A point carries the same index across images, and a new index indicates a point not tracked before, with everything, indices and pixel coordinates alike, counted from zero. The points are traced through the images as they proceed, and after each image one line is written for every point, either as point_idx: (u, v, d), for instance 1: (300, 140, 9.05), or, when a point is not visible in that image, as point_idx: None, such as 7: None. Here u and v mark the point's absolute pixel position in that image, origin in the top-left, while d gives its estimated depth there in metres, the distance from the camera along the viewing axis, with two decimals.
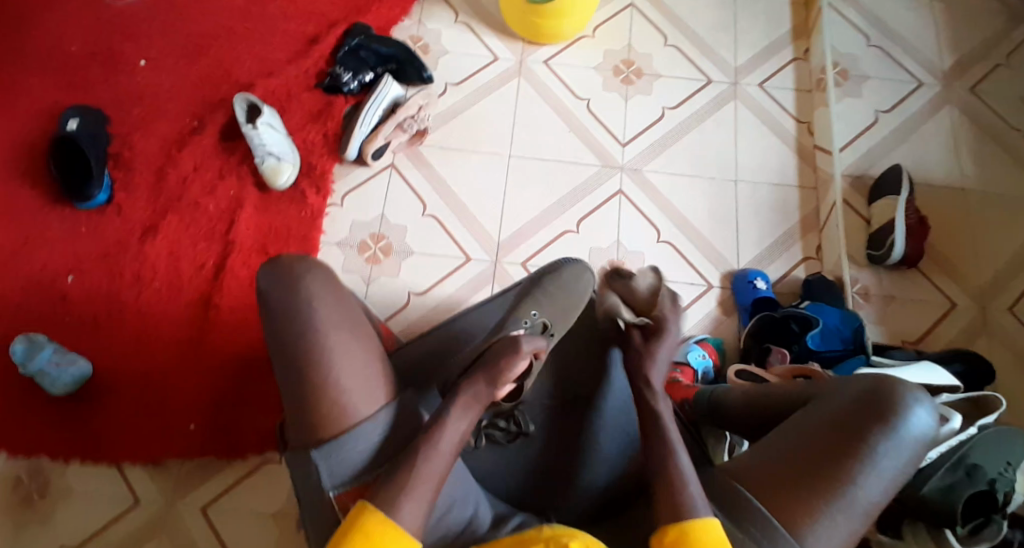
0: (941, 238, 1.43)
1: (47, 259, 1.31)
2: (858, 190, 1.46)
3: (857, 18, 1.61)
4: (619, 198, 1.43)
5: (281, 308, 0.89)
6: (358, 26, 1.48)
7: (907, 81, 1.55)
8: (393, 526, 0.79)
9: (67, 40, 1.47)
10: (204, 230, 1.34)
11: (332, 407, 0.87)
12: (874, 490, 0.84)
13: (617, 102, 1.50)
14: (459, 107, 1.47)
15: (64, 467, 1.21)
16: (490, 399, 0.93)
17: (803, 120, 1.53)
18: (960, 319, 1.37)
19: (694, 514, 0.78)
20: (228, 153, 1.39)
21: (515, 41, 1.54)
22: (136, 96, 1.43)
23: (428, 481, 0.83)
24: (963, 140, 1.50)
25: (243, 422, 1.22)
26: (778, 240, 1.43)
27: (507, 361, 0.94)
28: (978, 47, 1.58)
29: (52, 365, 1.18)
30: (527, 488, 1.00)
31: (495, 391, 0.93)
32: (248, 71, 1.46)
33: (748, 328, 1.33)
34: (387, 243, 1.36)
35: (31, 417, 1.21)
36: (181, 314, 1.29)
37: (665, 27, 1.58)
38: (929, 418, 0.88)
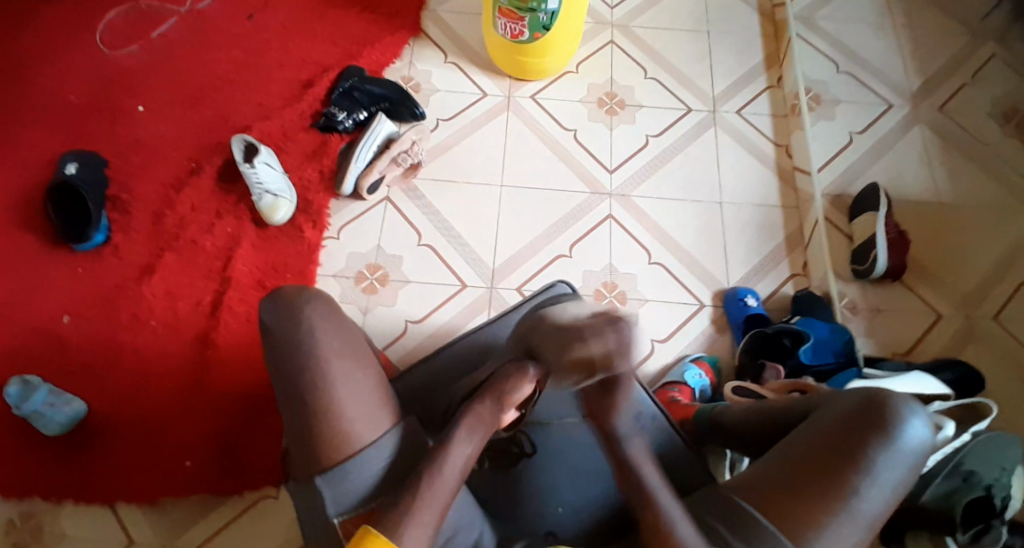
0: (922, 251, 1.47)
1: (47, 300, 1.34)
2: (839, 207, 1.50)
3: (827, 45, 1.68)
4: (609, 222, 1.47)
5: (284, 338, 0.92)
6: (351, 68, 1.55)
7: (878, 103, 1.61)
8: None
9: (67, 91, 1.52)
10: (203, 269, 1.37)
11: (336, 433, 0.88)
12: (874, 501, 0.86)
13: (602, 131, 1.56)
14: (450, 141, 1.52)
15: (58, 510, 1.22)
16: (495, 420, 0.94)
17: (781, 143, 1.58)
18: (946, 329, 1.40)
19: None
20: (225, 193, 1.43)
21: (502, 78, 1.60)
22: (134, 141, 1.48)
23: (434, 507, 0.85)
24: (936, 157, 1.55)
25: (244, 458, 1.24)
26: (765, 258, 1.47)
27: (510, 385, 0.95)
28: (943, 68, 1.65)
29: (46, 406, 1.20)
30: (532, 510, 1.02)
31: (500, 414, 0.94)
32: (245, 114, 1.51)
33: (741, 345, 1.35)
34: (384, 272, 1.40)
35: (29, 458, 1.23)
36: (180, 352, 1.31)
37: (645, 61, 1.65)
38: (926, 428, 0.90)
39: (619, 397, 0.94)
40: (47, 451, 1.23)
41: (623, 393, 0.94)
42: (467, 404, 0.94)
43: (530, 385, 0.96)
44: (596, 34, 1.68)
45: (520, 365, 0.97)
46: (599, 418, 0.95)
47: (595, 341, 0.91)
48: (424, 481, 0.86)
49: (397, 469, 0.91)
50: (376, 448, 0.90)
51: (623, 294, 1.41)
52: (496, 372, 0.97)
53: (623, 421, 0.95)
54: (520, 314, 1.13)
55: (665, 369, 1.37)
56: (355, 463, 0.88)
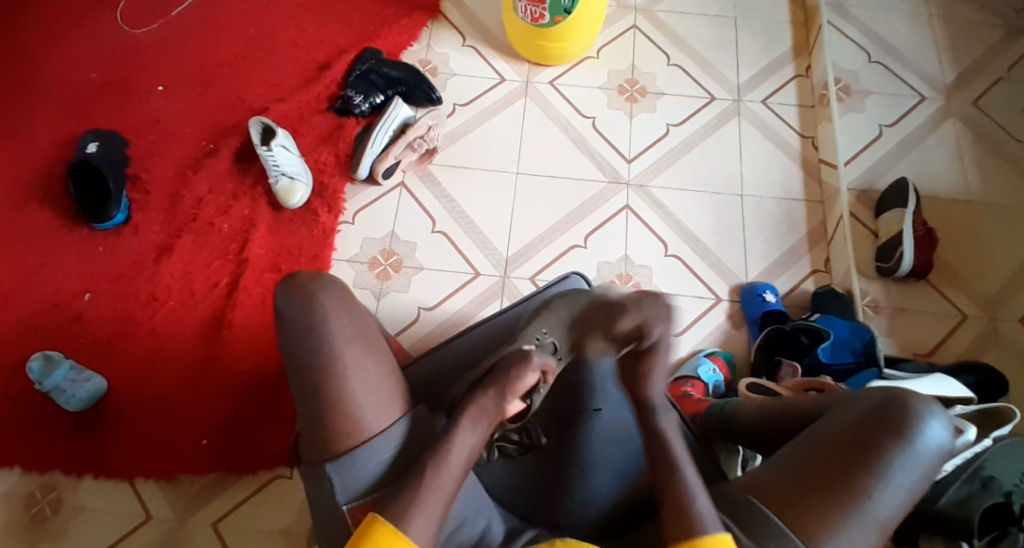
0: (949, 249, 1.42)
1: (65, 279, 1.35)
2: (865, 203, 1.46)
3: (858, 34, 1.63)
4: (626, 213, 1.45)
5: (295, 325, 0.91)
6: (368, 50, 1.53)
7: (909, 95, 1.56)
8: (401, 536, 0.81)
9: (88, 70, 1.53)
10: (218, 250, 1.38)
11: (346, 421, 0.88)
12: (889, 504, 0.84)
13: (622, 119, 1.53)
14: (467, 127, 1.50)
15: (76, 484, 1.23)
16: (498, 411, 0.94)
17: (806, 135, 1.54)
18: (971, 330, 1.36)
19: (707, 531, 0.81)
20: (242, 175, 1.44)
21: (521, 63, 1.57)
22: (152, 121, 1.48)
23: (440, 492, 0.85)
24: (967, 152, 1.50)
25: (255, 438, 1.25)
26: (786, 254, 1.44)
27: (515, 375, 0.95)
28: (979, 60, 1.59)
29: (67, 382, 1.21)
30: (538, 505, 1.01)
31: (503, 405, 0.94)
32: (262, 96, 1.51)
33: (758, 340, 1.33)
34: (397, 258, 1.39)
35: (47, 433, 1.25)
36: (196, 332, 1.32)
37: (668, 48, 1.61)
38: (945, 432, 0.87)
39: (654, 363, 0.97)
40: (65, 427, 1.26)
41: (657, 364, 0.97)
42: (472, 394, 0.94)
43: (535, 376, 0.97)
44: (619, 19, 1.64)
45: (523, 355, 0.98)
46: (634, 388, 0.97)
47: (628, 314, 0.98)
48: (431, 466, 0.86)
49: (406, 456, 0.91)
50: (384, 435, 0.90)
51: (638, 286, 1.40)
52: (502, 363, 0.98)
53: (657, 389, 0.96)
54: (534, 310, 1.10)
55: (677, 364, 1.35)
56: (365, 449, 0.88)
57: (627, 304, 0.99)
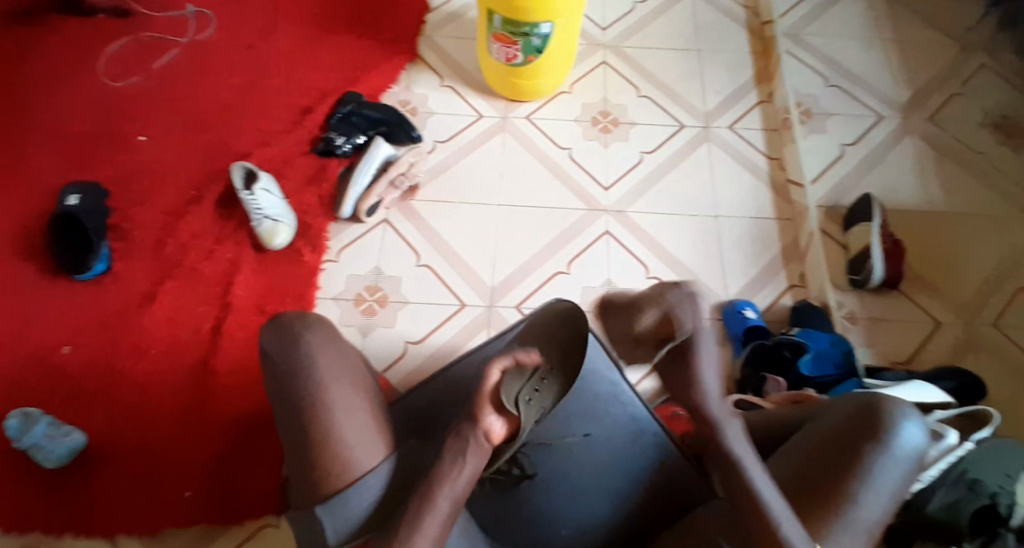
0: (918, 259, 1.47)
1: (48, 331, 1.34)
2: (835, 219, 1.52)
3: (816, 60, 1.70)
4: (607, 238, 1.48)
5: (282, 367, 0.92)
6: (349, 94, 1.57)
7: (868, 115, 1.63)
8: None
9: (68, 123, 1.54)
10: (204, 295, 1.38)
11: (335, 459, 0.88)
12: (872, 508, 0.87)
13: (597, 149, 1.58)
14: (447, 163, 1.54)
15: (57, 544, 1.20)
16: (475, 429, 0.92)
17: (774, 157, 1.60)
18: (946, 337, 1.40)
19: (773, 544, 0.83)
20: (225, 219, 1.45)
21: (498, 100, 1.62)
22: (134, 171, 1.49)
23: (437, 523, 0.85)
24: (928, 166, 1.57)
25: (243, 486, 1.23)
26: (764, 270, 1.48)
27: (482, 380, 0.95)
28: (932, 79, 1.67)
29: (46, 438, 1.21)
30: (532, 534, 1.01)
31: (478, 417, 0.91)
32: (244, 142, 1.53)
33: (742, 357, 1.36)
34: (383, 294, 1.41)
35: (31, 488, 1.22)
36: (183, 378, 1.31)
37: (637, 80, 1.67)
38: (921, 433, 0.90)
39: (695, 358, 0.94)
40: (51, 482, 1.23)
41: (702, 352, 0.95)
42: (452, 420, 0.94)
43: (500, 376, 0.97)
44: (589, 55, 1.70)
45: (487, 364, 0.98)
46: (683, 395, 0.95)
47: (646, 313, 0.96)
48: (424, 498, 0.86)
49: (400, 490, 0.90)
50: (376, 471, 0.89)
51: None
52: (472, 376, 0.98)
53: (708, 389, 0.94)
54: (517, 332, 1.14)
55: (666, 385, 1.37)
56: (355, 489, 0.88)
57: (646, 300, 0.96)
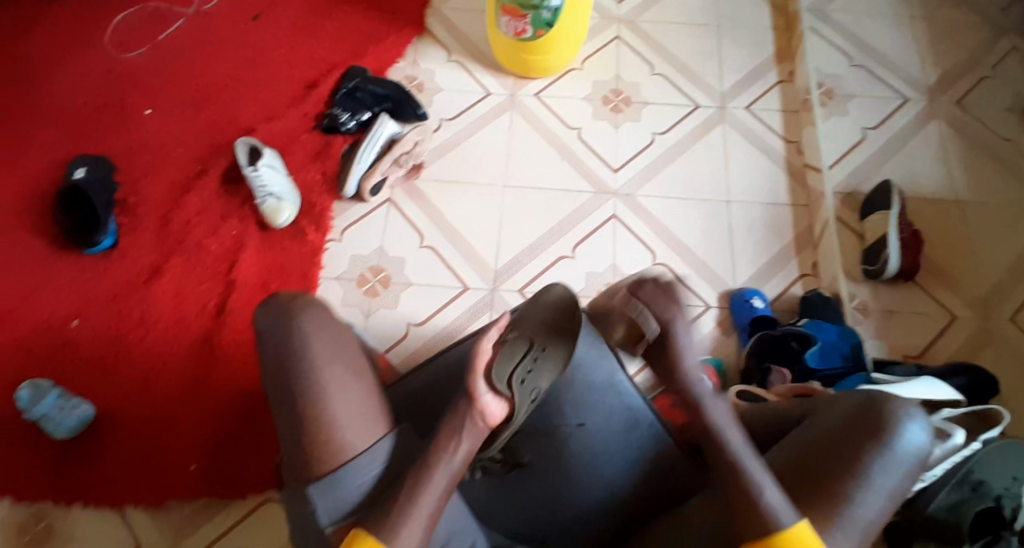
0: (936, 250, 1.43)
1: (56, 304, 1.36)
2: (850, 206, 1.47)
3: (840, 38, 1.63)
4: (614, 222, 1.45)
5: (275, 348, 0.92)
6: (355, 68, 1.54)
7: (893, 98, 1.57)
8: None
9: (76, 95, 1.54)
10: (208, 271, 1.39)
11: (328, 439, 0.88)
12: (870, 508, 0.84)
13: (608, 130, 1.54)
14: (453, 142, 1.51)
15: (67, 511, 1.24)
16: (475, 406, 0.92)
17: (791, 140, 1.55)
18: (961, 332, 1.36)
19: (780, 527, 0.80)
20: (230, 196, 1.44)
21: (507, 76, 1.58)
22: (141, 144, 1.49)
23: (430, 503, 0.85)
24: (952, 153, 1.51)
25: (245, 462, 1.25)
26: (775, 258, 1.44)
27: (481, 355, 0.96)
28: (962, 61, 1.60)
29: (56, 410, 1.23)
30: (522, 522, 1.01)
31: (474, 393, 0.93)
32: (250, 117, 1.52)
33: (748, 347, 1.33)
34: (386, 274, 1.40)
35: (40, 458, 1.25)
36: (187, 354, 1.33)
37: (652, 57, 1.62)
38: (924, 433, 0.87)
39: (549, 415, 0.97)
40: (59, 452, 1.26)
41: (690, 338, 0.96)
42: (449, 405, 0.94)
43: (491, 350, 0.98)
44: (602, 30, 1.65)
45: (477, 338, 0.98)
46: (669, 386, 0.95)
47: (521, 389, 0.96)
48: (421, 476, 0.86)
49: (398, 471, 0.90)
50: (370, 451, 0.89)
51: None
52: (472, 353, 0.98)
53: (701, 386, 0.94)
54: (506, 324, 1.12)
55: None
56: (348, 469, 0.87)
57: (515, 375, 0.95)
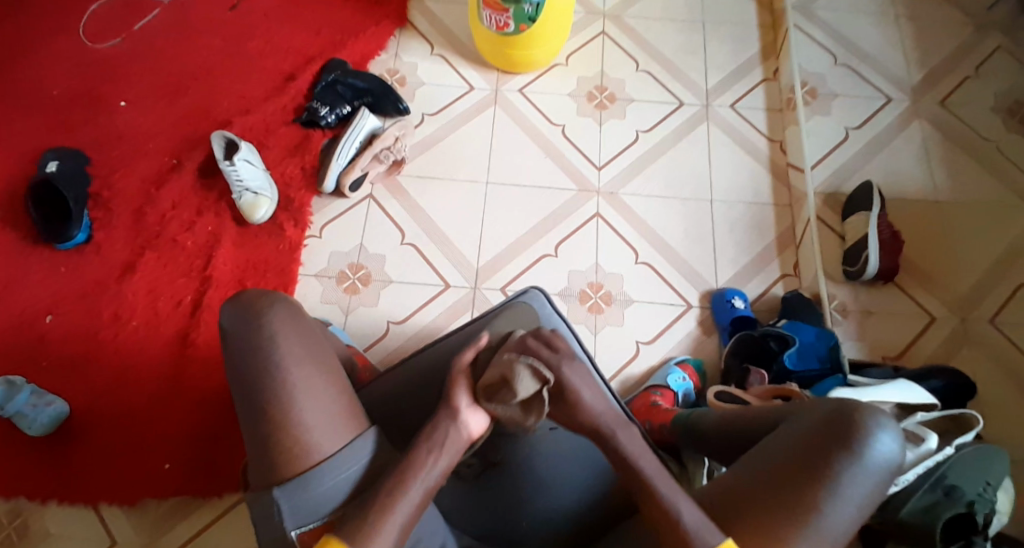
0: (915, 251, 1.43)
1: (26, 301, 1.33)
2: (832, 206, 1.47)
3: (825, 36, 1.63)
4: (596, 221, 1.45)
5: (242, 347, 0.91)
6: (334, 61, 1.52)
7: (876, 97, 1.57)
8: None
9: (47, 85, 1.50)
10: (183, 267, 1.37)
11: (295, 442, 0.87)
12: (839, 518, 0.86)
13: (592, 126, 1.53)
14: (434, 138, 1.49)
15: (42, 509, 1.23)
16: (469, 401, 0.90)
17: (775, 139, 1.54)
18: (938, 333, 1.37)
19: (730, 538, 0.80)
20: (206, 190, 1.42)
21: (490, 71, 1.56)
22: (114, 137, 1.46)
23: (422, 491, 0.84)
24: (934, 153, 1.51)
25: (218, 462, 1.24)
26: (756, 258, 1.44)
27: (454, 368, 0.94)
28: (946, 61, 1.60)
29: (29, 406, 1.22)
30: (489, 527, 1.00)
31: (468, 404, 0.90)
32: (226, 109, 1.49)
33: (728, 347, 1.33)
34: (366, 272, 1.39)
35: (11, 458, 1.24)
36: (161, 353, 1.31)
37: (637, 53, 1.61)
38: (895, 443, 0.88)
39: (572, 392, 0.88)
40: (30, 452, 1.24)
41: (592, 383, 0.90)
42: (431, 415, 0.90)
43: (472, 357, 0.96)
44: (588, 24, 1.63)
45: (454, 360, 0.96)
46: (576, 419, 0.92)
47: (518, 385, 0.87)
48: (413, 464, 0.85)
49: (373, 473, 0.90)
50: (338, 453, 0.88)
51: (609, 294, 1.40)
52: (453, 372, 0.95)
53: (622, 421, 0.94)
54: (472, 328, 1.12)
55: (649, 373, 1.35)
56: (315, 472, 0.86)
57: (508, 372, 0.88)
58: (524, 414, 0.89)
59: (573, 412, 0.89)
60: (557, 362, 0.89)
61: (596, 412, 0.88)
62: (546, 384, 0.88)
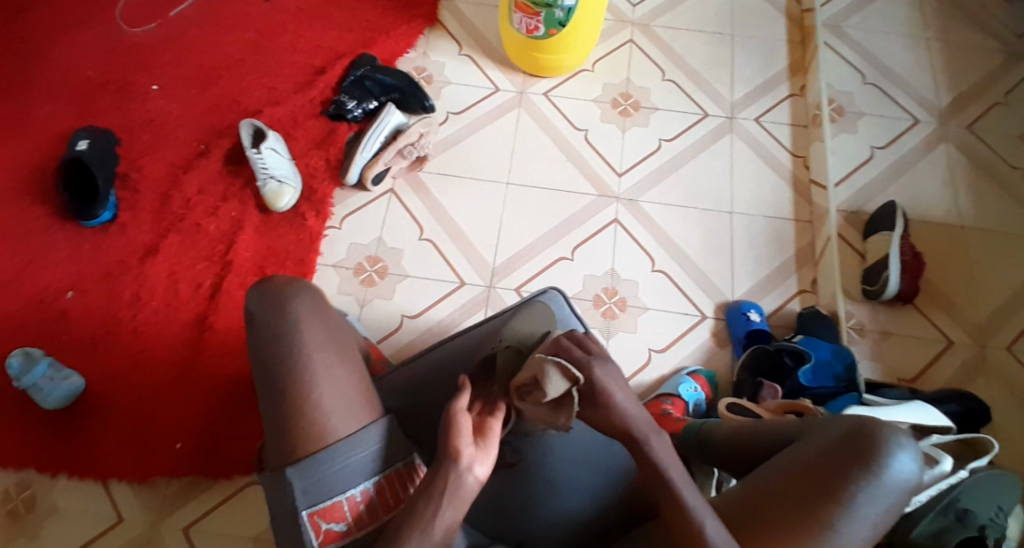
0: (936, 274, 1.42)
1: (50, 277, 1.36)
2: (854, 224, 1.46)
3: (854, 55, 1.62)
4: (615, 227, 1.45)
5: (264, 330, 0.92)
6: (364, 57, 1.54)
7: (903, 118, 1.56)
8: None
9: (83, 68, 1.53)
10: (204, 252, 1.38)
11: (311, 424, 0.87)
12: (853, 535, 0.85)
13: (615, 133, 1.53)
14: (459, 137, 1.51)
15: (52, 483, 1.24)
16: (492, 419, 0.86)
17: (799, 155, 1.54)
18: (956, 358, 1.35)
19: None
20: (231, 177, 1.44)
21: (516, 74, 1.57)
22: (145, 121, 1.49)
23: (456, 505, 0.81)
24: (960, 177, 1.49)
25: (227, 444, 1.25)
26: (775, 272, 1.43)
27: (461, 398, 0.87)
28: (976, 85, 1.58)
29: (44, 380, 1.23)
30: (491, 520, 1.00)
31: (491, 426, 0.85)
32: (255, 99, 1.51)
33: (742, 360, 1.32)
34: (384, 265, 1.40)
35: (25, 430, 1.26)
36: (178, 334, 1.32)
37: (664, 63, 1.61)
38: (913, 464, 0.88)
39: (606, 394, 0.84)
40: (44, 425, 1.26)
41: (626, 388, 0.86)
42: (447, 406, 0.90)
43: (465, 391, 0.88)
44: (616, 32, 1.64)
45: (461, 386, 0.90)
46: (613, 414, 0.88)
47: (549, 384, 0.85)
48: (451, 480, 0.81)
49: (390, 458, 0.90)
50: (353, 436, 0.88)
51: (624, 300, 1.39)
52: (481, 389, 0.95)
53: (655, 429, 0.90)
54: (493, 328, 1.12)
55: (660, 382, 1.34)
56: (328, 453, 0.87)
57: (540, 375, 0.86)
58: (555, 415, 0.88)
59: (602, 412, 0.85)
60: (588, 365, 0.86)
61: (627, 417, 0.84)
62: (575, 384, 0.85)
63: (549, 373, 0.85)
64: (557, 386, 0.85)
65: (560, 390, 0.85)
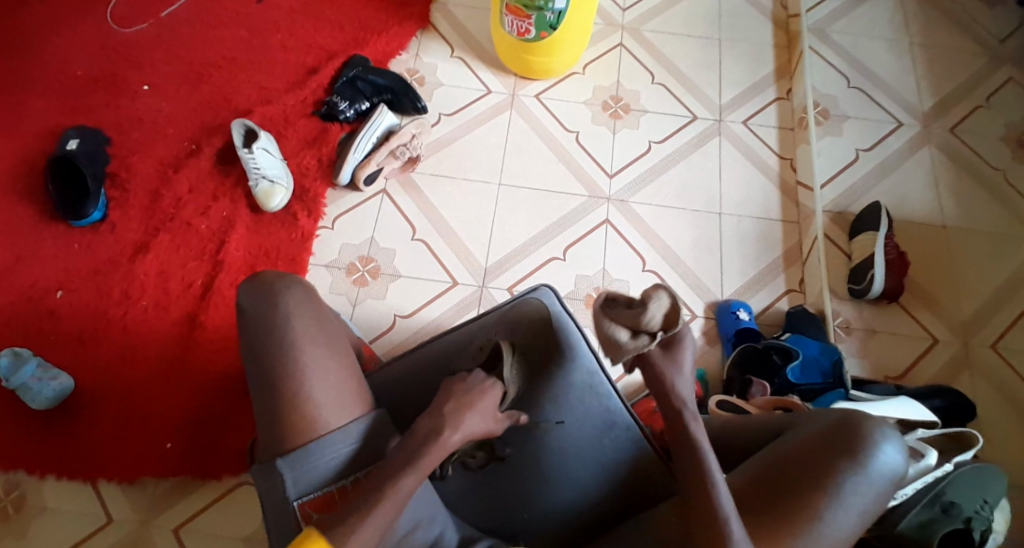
0: (921, 273, 1.44)
1: (38, 275, 1.35)
2: (840, 225, 1.49)
3: (839, 60, 1.65)
4: (606, 227, 1.46)
5: (255, 324, 0.92)
6: (356, 57, 1.55)
7: (887, 121, 1.59)
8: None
9: (74, 67, 1.53)
10: (195, 251, 1.38)
11: (303, 416, 0.88)
12: (840, 524, 0.87)
13: (605, 134, 1.55)
14: (451, 137, 1.52)
15: (40, 483, 1.23)
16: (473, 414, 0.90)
17: (786, 156, 1.56)
18: (941, 355, 1.38)
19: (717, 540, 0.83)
20: (223, 176, 1.44)
21: (508, 76, 1.59)
22: (136, 120, 1.48)
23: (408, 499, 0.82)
24: (942, 178, 1.53)
25: (216, 445, 1.24)
26: (762, 272, 1.45)
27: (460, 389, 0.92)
28: (957, 88, 1.62)
29: (33, 379, 1.22)
30: (488, 514, 1.02)
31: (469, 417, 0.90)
32: (247, 99, 1.51)
33: (731, 358, 1.34)
34: (376, 265, 1.40)
35: (13, 429, 1.24)
36: (168, 333, 1.32)
37: (654, 67, 1.63)
38: (898, 454, 0.90)
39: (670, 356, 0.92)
40: (33, 424, 1.25)
41: (683, 351, 0.93)
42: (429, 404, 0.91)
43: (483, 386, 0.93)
44: (606, 36, 1.66)
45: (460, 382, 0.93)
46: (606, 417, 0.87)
47: (649, 309, 0.88)
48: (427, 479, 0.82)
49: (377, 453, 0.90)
50: (343, 430, 0.89)
51: None
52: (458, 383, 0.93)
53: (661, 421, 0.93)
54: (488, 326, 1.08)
55: None
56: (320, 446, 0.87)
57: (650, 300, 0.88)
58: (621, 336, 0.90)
59: None
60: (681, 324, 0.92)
61: None
62: (668, 328, 0.89)
63: (667, 299, 0.88)
64: (656, 316, 0.88)
65: (659, 322, 0.89)
